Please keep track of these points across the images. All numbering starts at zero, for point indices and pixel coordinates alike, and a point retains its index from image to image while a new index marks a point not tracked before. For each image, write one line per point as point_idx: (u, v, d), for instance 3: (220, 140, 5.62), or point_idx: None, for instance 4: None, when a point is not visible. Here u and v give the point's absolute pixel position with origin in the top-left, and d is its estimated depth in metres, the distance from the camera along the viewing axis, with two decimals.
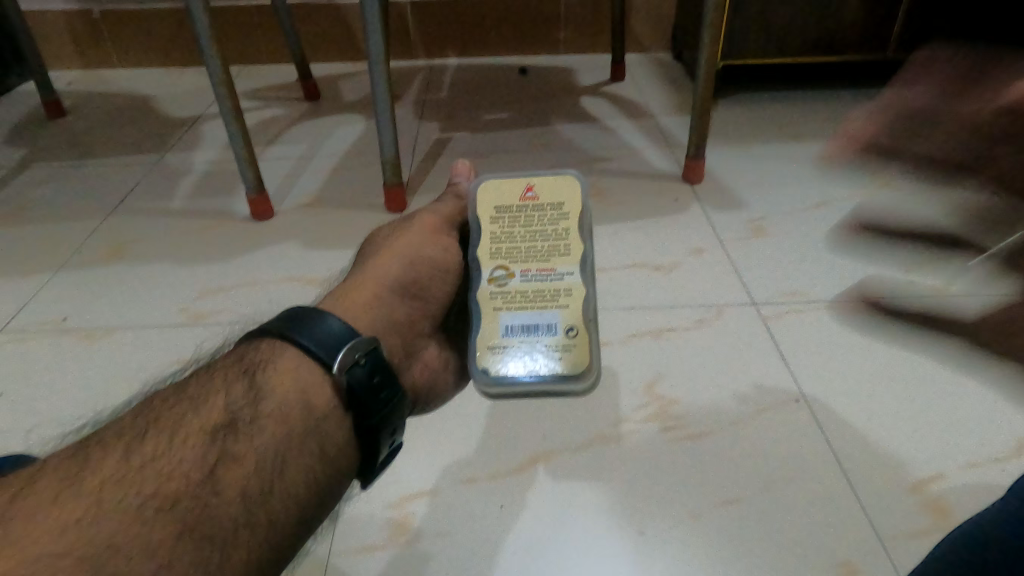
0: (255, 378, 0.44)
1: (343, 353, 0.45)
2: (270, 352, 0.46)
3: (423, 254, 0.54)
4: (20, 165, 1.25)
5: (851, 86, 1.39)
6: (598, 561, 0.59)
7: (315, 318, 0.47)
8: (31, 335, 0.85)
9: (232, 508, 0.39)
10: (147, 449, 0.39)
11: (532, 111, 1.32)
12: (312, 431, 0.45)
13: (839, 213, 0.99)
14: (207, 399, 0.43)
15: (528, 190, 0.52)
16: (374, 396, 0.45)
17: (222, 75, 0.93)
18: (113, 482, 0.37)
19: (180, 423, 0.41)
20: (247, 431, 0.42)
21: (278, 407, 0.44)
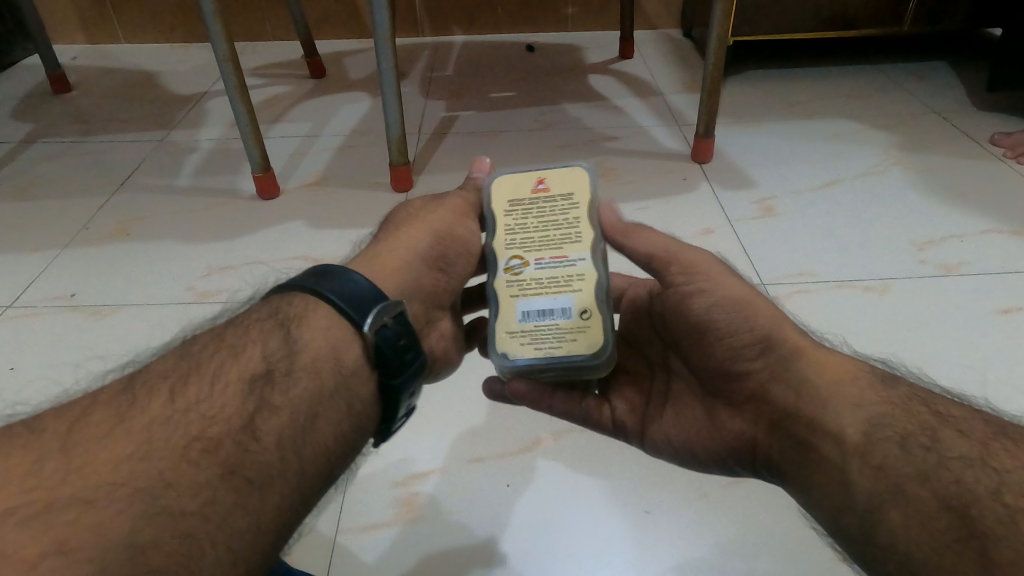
0: (290, 333, 0.41)
1: (372, 314, 0.42)
2: (305, 306, 0.43)
3: (451, 231, 0.54)
4: (25, 140, 1.24)
5: (862, 62, 1.37)
6: (606, 541, 0.59)
7: (343, 275, 0.43)
8: (38, 312, 0.84)
9: (273, 453, 0.36)
10: (190, 390, 0.37)
11: (539, 89, 1.31)
12: (345, 390, 0.41)
13: (849, 193, 0.98)
14: (244, 347, 0.40)
15: (540, 183, 0.51)
16: (400, 358, 0.42)
17: (227, 52, 0.92)
18: (159, 425, 0.35)
19: (218, 369, 0.38)
20: (284, 381, 0.39)
21: (312, 360, 0.41)
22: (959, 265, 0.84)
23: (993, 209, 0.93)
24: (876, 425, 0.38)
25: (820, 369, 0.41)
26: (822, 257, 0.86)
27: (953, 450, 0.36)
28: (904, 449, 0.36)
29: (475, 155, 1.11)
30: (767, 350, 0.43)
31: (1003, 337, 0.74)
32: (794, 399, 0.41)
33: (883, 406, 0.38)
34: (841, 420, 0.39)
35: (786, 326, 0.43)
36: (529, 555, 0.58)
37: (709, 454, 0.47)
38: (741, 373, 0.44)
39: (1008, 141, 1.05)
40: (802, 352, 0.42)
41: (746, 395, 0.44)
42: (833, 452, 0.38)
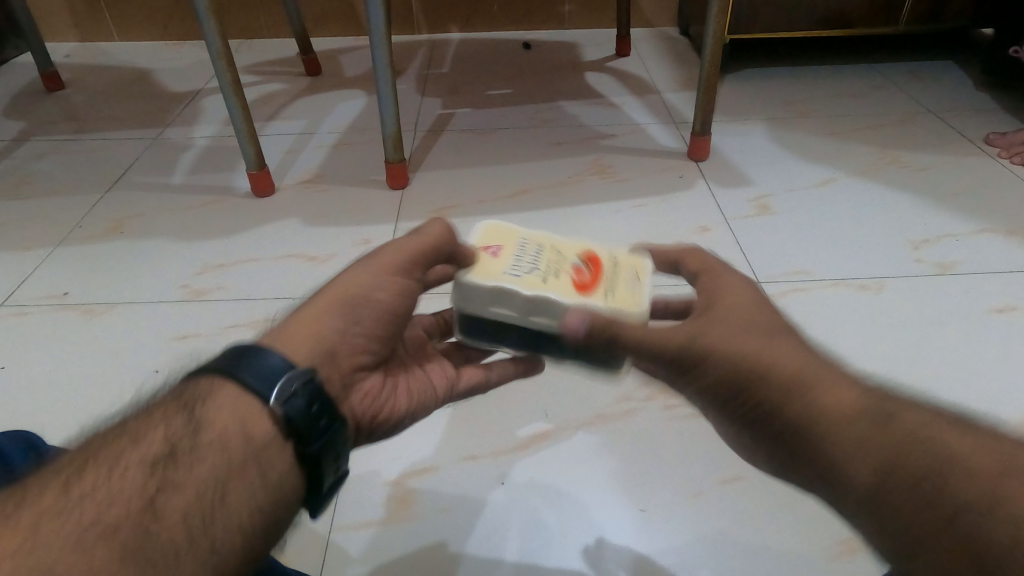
0: (193, 412, 0.35)
1: (280, 383, 0.36)
2: (208, 384, 0.36)
3: (372, 297, 0.44)
4: (18, 139, 1.24)
5: (858, 61, 1.37)
6: (600, 536, 0.59)
7: (255, 352, 0.37)
8: (29, 311, 0.84)
9: (181, 534, 0.31)
10: (85, 479, 0.31)
11: (534, 87, 1.31)
12: (256, 465, 0.35)
13: (845, 191, 0.98)
14: (144, 433, 0.34)
15: (490, 250, 0.47)
16: (314, 429, 0.36)
17: (221, 47, 0.92)
18: (49, 517, 0.29)
19: (116, 457, 0.33)
20: (190, 459, 0.33)
21: (219, 437, 0.34)
22: (955, 263, 0.84)
23: (989, 208, 0.93)
24: (882, 465, 0.32)
25: (820, 410, 0.34)
26: (818, 256, 0.86)
27: (965, 493, 0.29)
28: (915, 496, 0.31)
29: (471, 152, 1.11)
30: (758, 398, 0.36)
31: (997, 336, 0.74)
32: (795, 445, 0.35)
33: (889, 447, 0.32)
34: (848, 468, 0.33)
35: (775, 361, 0.36)
36: (523, 552, 0.58)
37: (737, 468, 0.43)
38: (739, 416, 0.38)
39: (1004, 141, 1.06)
40: (793, 390, 0.35)
41: (750, 434, 0.38)
42: (851, 503, 0.33)
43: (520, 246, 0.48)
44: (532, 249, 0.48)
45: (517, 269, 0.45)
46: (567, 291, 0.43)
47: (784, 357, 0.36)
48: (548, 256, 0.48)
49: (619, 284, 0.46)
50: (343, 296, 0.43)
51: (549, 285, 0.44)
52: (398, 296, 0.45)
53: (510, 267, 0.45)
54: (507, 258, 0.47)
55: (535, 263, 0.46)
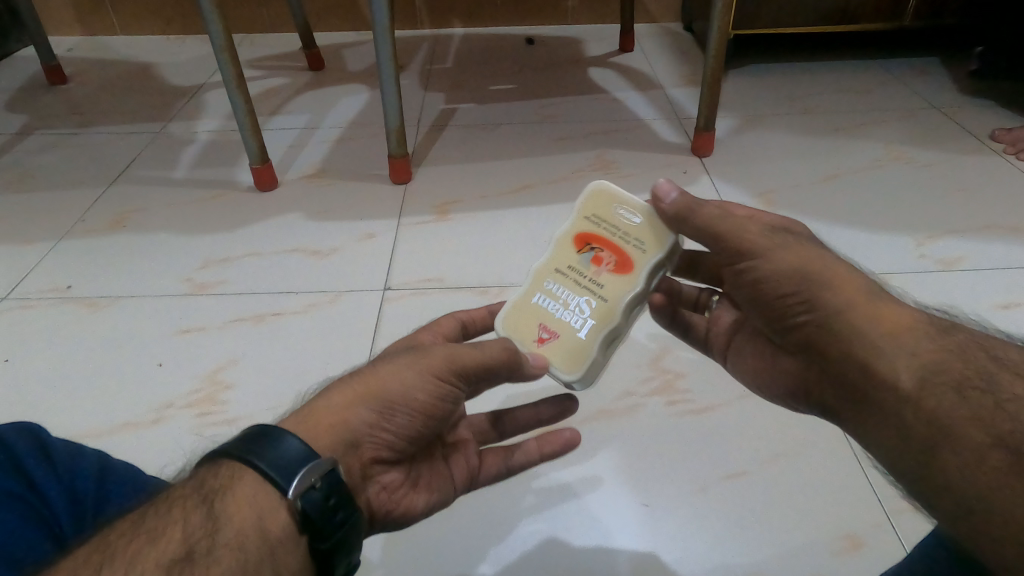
0: (212, 508, 0.35)
1: (298, 476, 0.35)
2: (228, 477, 0.36)
3: (408, 402, 0.42)
4: (21, 132, 1.24)
5: (861, 56, 1.37)
6: (603, 531, 0.59)
7: (275, 437, 0.36)
8: (33, 304, 0.84)
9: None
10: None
11: (537, 82, 1.31)
12: (268, 562, 0.34)
13: (849, 187, 0.98)
14: (161, 534, 0.33)
15: (540, 334, 0.49)
16: (329, 523, 0.36)
17: (224, 40, 0.92)
18: None
19: (131, 560, 0.32)
20: (206, 561, 0.33)
21: (236, 536, 0.34)
22: (958, 260, 0.84)
23: (994, 204, 0.93)
24: (930, 367, 0.38)
25: (875, 318, 0.40)
26: None
27: (1007, 391, 0.36)
28: (958, 392, 0.37)
29: (475, 147, 1.11)
30: (819, 305, 0.42)
31: (1001, 331, 0.74)
32: (841, 346, 0.41)
33: (938, 353, 0.38)
34: (895, 369, 0.39)
35: (841, 278, 0.42)
36: (529, 546, 0.58)
37: (772, 386, 0.50)
38: (794, 324, 0.44)
39: (1008, 136, 1.06)
40: (855, 300, 0.41)
41: (800, 343, 0.44)
42: (889, 396, 0.39)
43: (549, 302, 0.49)
44: (554, 289, 0.50)
45: (580, 321, 0.48)
46: (630, 294, 0.48)
47: (850, 278, 0.42)
48: (571, 282, 0.49)
49: (627, 230, 0.49)
50: (378, 395, 0.41)
51: (615, 305, 0.48)
52: (435, 401, 0.43)
53: (576, 324, 0.48)
54: (559, 320, 0.49)
55: (584, 297, 0.49)
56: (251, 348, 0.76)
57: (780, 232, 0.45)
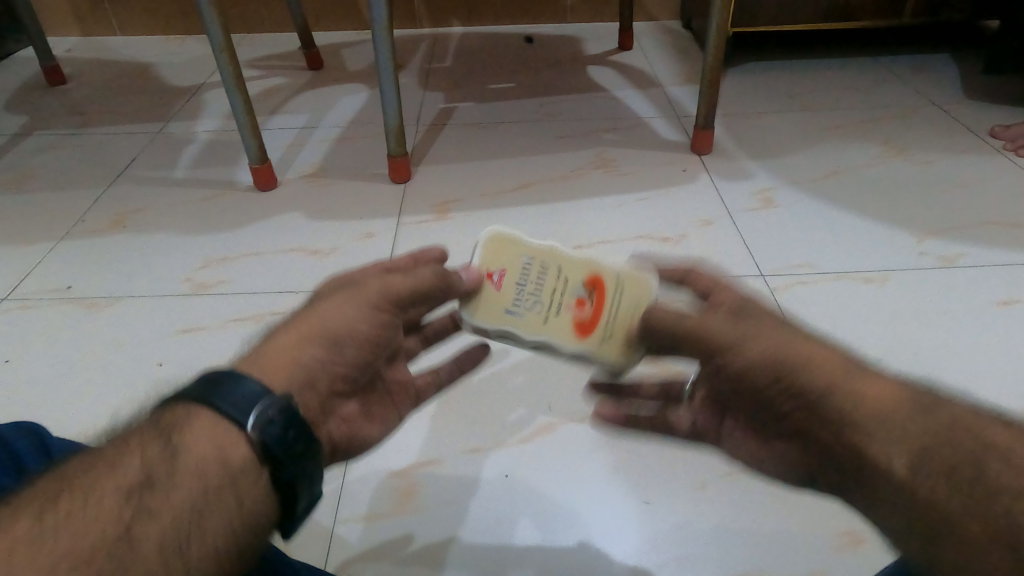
0: (170, 440, 0.35)
1: (255, 411, 0.36)
2: (185, 415, 0.36)
3: (354, 332, 0.43)
4: (21, 132, 1.24)
5: (860, 53, 1.37)
6: (602, 529, 0.59)
7: (231, 377, 0.37)
8: (33, 304, 0.84)
9: (156, 563, 0.31)
10: (63, 504, 0.31)
11: (536, 80, 1.31)
12: (229, 490, 0.34)
13: (848, 183, 0.98)
14: (118, 461, 0.34)
15: (489, 274, 0.50)
16: (291, 455, 0.36)
17: (223, 41, 0.91)
18: (26, 544, 0.29)
19: (91, 484, 0.32)
20: (165, 488, 0.33)
21: (196, 465, 0.34)
22: (958, 257, 0.84)
23: (994, 201, 0.93)
24: (920, 453, 0.35)
25: (859, 401, 0.37)
26: (821, 249, 0.86)
27: (994, 476, 0.33)
28: (950, 480, 0.34)
29: (474, 146, 1.11)
30: (800, 394, 0.39)
31: (1001, 328, 0.74)
32: (835, 432, 0.38)
33: (927, 436, 0.35)
34: (885, 453, 0.36)
35: (816, 359, 0.39)
36: (527, 544, 0.58)
37: (773, 471, 0.45)
38: (782, 414, 0.41)
39: (1008, 133, 1.06)
40: (836, 382, 0.38)
41: (793, 429, 0.41)
42: (886, 482, 0.36)
43: (519, 271, 0.50)
44: (538, 274, 0.50)
45: (512, 305, 0.49)
46: (560, 340, 0.49)
47: (825, 356, 0.39)
48: (548, 286, 0.50)
49: (619, 320, 0.49)
50: (323, 331, 0.43)
51: (543, 331, 0.49)
52: (378, 331, 0.45)
53: (507, 304, 0.50)
54: (507, 287, 0.50)
55: (536, 299, 0.49)
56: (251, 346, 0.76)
57: (743, 315, 0.42)
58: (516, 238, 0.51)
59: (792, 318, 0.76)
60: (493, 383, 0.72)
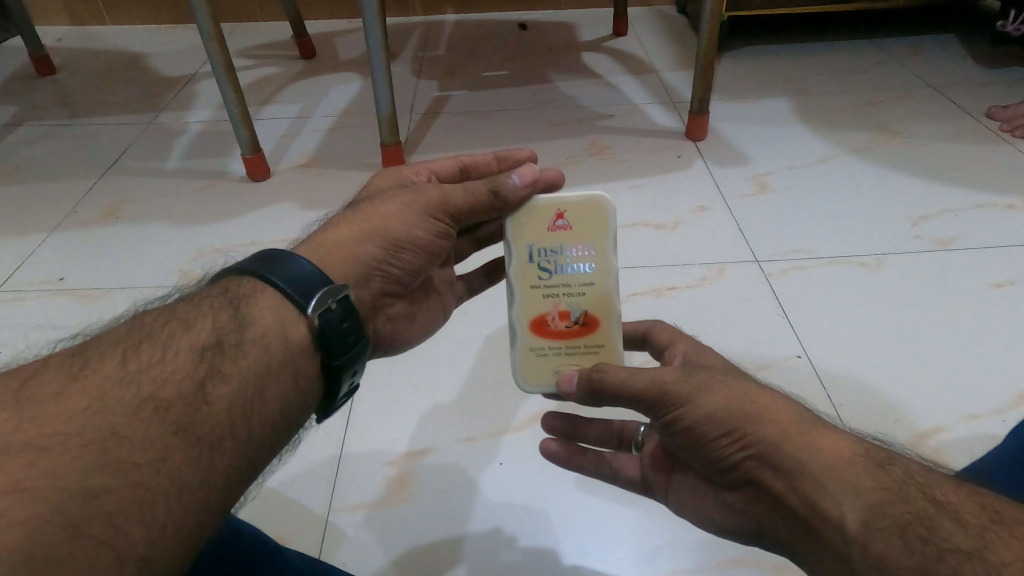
0: (239, 310, 0.39)
1: (316, 297, 0.40)
2: (251, 289, 0.40)
3: (408, 237, 0.46)
4: (11, 123, 1.23)
5: (854, 35, 1.37)
6: (595, 516, 0.59)
7: (290, 259, 0.41)
8: (26, 296, 0.84)
9: (224, 417, 0.35)
10: (143, 354, 0.35)
11: (530, 67, 1.30)
12: (288, 365, 0.39)
13: (843, 167, 0.98)
14: (194, 323, 0.38)
15: (559, 217, 0.48)
16: (342, 341, 0.40)
17: (212, 29, 0.91)
18: (114, 386, 0.33)
19: (169, 340, 0.36)
20: (234, 353, 0.37)
21: (262, 336, 0.38)
22: (953, 239, 0.84)
23: (990, 184, 0.93)
24: (872, 508, 0.32)
25: (811, 453, 0.34)
26: (816, 234, 0.86)
27: (949, 540, 0.30)
28: (904, 541, 0.31)
29: (468, 134, 1.11)
30: (752, 442, 0.36)
31: (999, 311, 0.74)
32: (785, 485, 0.35)
33: (882, 493, 0.32)
34: (839, 508, 0.33)
35: (769, 409, 0.36)
36: (521, 533, 0.58)
37: (719, 526, 0.41)
38: (727, 465, 0.38)
39: (1005, 114, 1.05)
40: (788, 431, 0.36)
41: (738, 481, 0.38)
42: (837, 542, 0.33)
43: (576, 245, 0.48)
44: (581, 263, 0.48)
45: (534, 255, 0.48)
46: (521, 306, 0.48)
47: (781, 410, 0.37)
48: (572, 279, 0.48)
49: (561, 353, 0.49)
50: (382, 231, 0.45)
51: (522, 289, 0.48)
52: (432, 238, 0.47)
53: (533, 249, 0.48)
54: (552, 237, 0.48)
55: (552, 273, 0.48)
56: None
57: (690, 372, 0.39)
58: (612, 227, 0.48)
59: (786, 305, 0.76)
60: (490, 370, 0.72)
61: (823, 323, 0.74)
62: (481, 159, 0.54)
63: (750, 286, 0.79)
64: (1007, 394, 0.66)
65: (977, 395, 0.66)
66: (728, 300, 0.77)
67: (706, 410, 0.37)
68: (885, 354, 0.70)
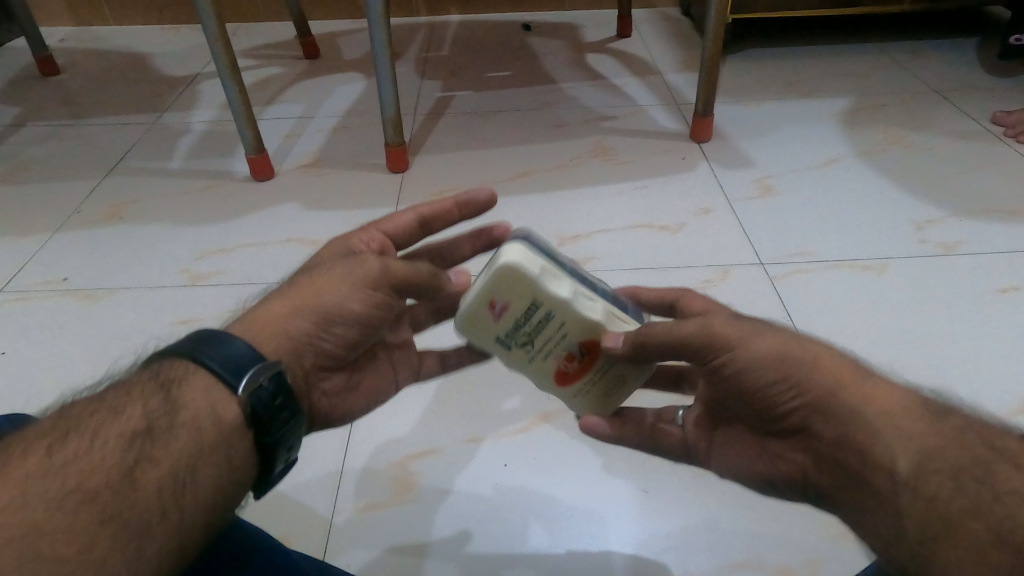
0: (171, 392, 0.37)
1: (248, 374, 0.38)
2: (184, 369, 0.38)
3: (344, 312, 0.42)
4: (15, 123, 1.23)
5: (860, 39, 1.37)
6: (602, 517, 0.59)
7: (224, 338, 0.39)
8: (30, 296, 0.84)
9: (155, 505, 0.33)
10: (73, 446, 0.33)
11: (533, 69, 1.30)
12: (222, 447, 0.37)
13: (849, 171, 0.98)
14: (124, 407, 0.36)
15: (495, 304, 0.41)
16: (274, 419, 0.38)
17: (217, 29, 0.91)
18: (36, 479, 0.31)
19: (97, 427, 0.34)
20: (164, 438, 0.35)
21: (194, 418, 0.36)
22: (958, 244, 0.83)
23: (995, 188, 0.92)
24: (931, 453, 0.34)
25: (867, 401, 0.36)
26: (819, 237, 0.86)
27: (1005, 484, 0.32)
28: (958, 483, 0.33)
29: (472, 135, 1.11)
30: (806, 390, 0.37)
31: (1003, 316, 0.74)
32: (838, 433, 0.36)
33: (931, 438, 0.34)
34: (892, 453, 0.34)
35: (824, 359, 0.37)
36: (525, 532, 0.58)
37: (758, 477, 0.42)
38: (779, 413, 0.38)
39: (1009, 119, 1.05)
40: (843, 380, 0.37)
41: (787, 430, 0.39)
42: (885, 487, 0.34)
43: (530, 313, 0.42)
44: (546, 325, 0.42)
45: (503, 339, 0.43)
46: (534, 375, 0.45)
47: (835, 359, 0.38)
48: (548, 336, 0.43)
49: (599, 379, 0.46)
50: (316, 306, 0.42)
51: (521, 364, 0.44)
52: (372, 311, 0.43)
53: (498, 337, 0.43)
54: (504, 321, 0.42)
55: (530, 343, 0.43)
56: None
57: (741, 319, 0.39)
58: (536, 270, 0.41)
59: (791, 307, 0.76)
60: (490, 373, 0.71)
61: (827, 325, 0.74)
62: (440, 210, 0.48)
63: (756, 288, 0.79)
64: (1011, 401, 0.65)
65: (980, 401, 0.65)
66: (734, 302, 0.77)
67: (756, 356, 0.38)
68: (888, 358, 0.70)
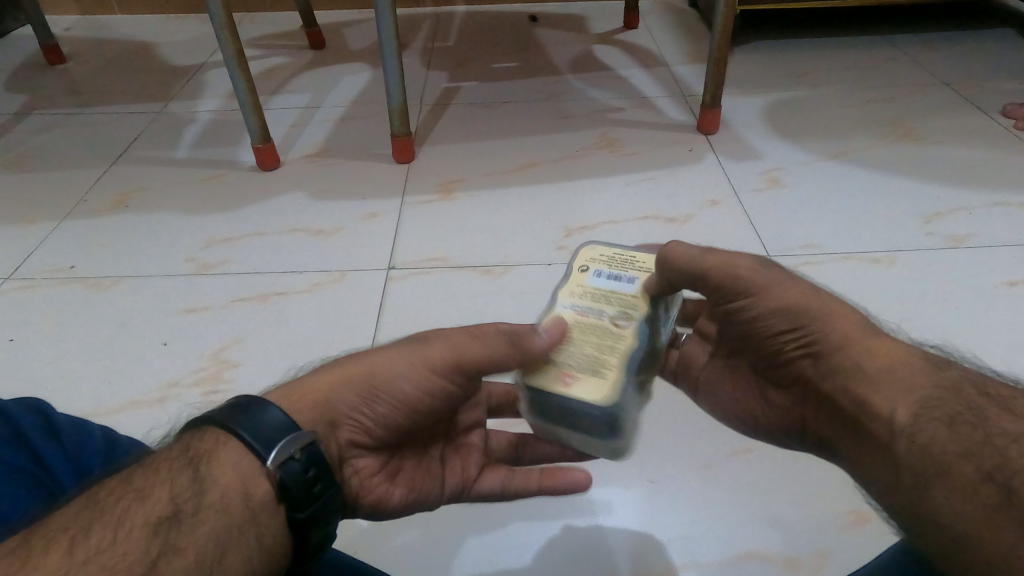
0: (198, 469, 0.34)
1: (278, 446, 0.34)
2: (214, 442, 0.35)
3: (395, 384, 0.41)
4: (20, 112, 1.23)
5: (867, 30, 1.36)
6: (612, 509, 0.58)
7: (260, 406, 0.36)
8: (36, 286, 0.84)
9: None
10: (93, 539, 0.30)
11: (540, 60, 1.30)
12: (251, 527, 0.33)
13: (856, 163, 0.98)
14: (148, 493, 0.33)
15: None
16: (307, 496, 0.35)
17: (223, 18, 0.90)
18: None
19: (121, 517, 0.31)
20: (191, 523, 0.32)
21: (223, 497, 0.33)
22: (966, 238, 0.83)
23: (1003, 181, 0.92)
24: (929, 401, 0.36)
25: (871, 356, 0.38)
26: (827, 230, 0.86)
27: (998, 426, 0.33)
28: (950, 427, 0.34)
29: (478, 126, 1.10)
30: (815, 338, 0.41)
31: (1011, 309, 0.73)
32: (836, 384, 0.40)
33: (933, 388, 0.36)
34: (891, 403, 0.37)
35: (839, 311, 0.41)
36: (533, 519, 0.58)
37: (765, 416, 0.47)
38: (788, 357, 0.43)
39: (1019, 112, 1.04)
40: (851, 334, 0.40)
41: (792, 375, 0.43)
42: (884, 437, 0.37)
43: None
44: None
45: None
46: None
47: (848, 313, 0.41)
48: None
49: None
50: (366, 376, 0.41)
51: None
52: (423, 392, 0.42)
53: None
54: None
55: None
56: (253, 328, 0.75)
57: (767, 264, 0.43)
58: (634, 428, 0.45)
59: None
60: None
61: None
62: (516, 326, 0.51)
63: None
64: None
65: None
66: None
67: (777, 303, 0.42)
68: None
